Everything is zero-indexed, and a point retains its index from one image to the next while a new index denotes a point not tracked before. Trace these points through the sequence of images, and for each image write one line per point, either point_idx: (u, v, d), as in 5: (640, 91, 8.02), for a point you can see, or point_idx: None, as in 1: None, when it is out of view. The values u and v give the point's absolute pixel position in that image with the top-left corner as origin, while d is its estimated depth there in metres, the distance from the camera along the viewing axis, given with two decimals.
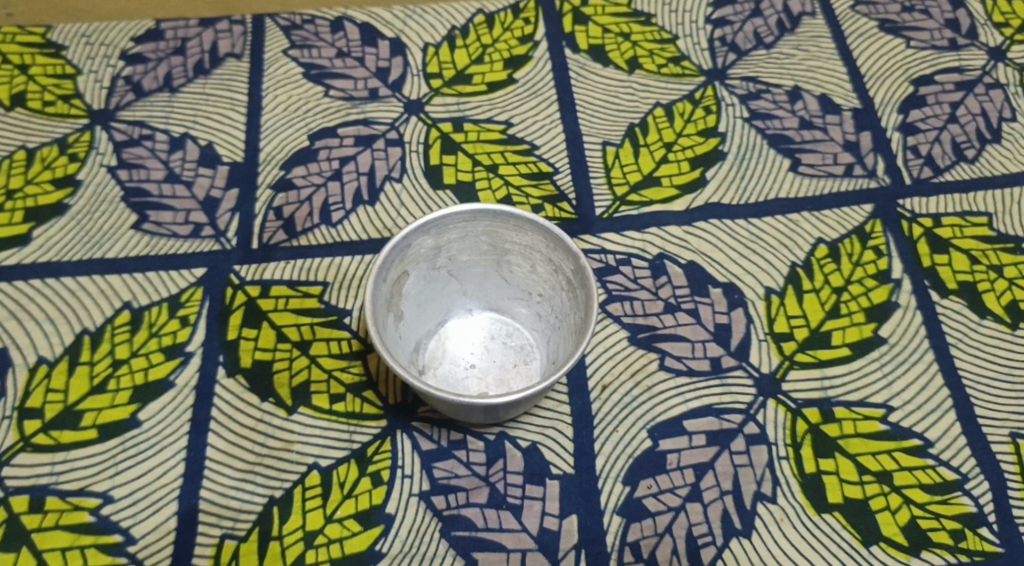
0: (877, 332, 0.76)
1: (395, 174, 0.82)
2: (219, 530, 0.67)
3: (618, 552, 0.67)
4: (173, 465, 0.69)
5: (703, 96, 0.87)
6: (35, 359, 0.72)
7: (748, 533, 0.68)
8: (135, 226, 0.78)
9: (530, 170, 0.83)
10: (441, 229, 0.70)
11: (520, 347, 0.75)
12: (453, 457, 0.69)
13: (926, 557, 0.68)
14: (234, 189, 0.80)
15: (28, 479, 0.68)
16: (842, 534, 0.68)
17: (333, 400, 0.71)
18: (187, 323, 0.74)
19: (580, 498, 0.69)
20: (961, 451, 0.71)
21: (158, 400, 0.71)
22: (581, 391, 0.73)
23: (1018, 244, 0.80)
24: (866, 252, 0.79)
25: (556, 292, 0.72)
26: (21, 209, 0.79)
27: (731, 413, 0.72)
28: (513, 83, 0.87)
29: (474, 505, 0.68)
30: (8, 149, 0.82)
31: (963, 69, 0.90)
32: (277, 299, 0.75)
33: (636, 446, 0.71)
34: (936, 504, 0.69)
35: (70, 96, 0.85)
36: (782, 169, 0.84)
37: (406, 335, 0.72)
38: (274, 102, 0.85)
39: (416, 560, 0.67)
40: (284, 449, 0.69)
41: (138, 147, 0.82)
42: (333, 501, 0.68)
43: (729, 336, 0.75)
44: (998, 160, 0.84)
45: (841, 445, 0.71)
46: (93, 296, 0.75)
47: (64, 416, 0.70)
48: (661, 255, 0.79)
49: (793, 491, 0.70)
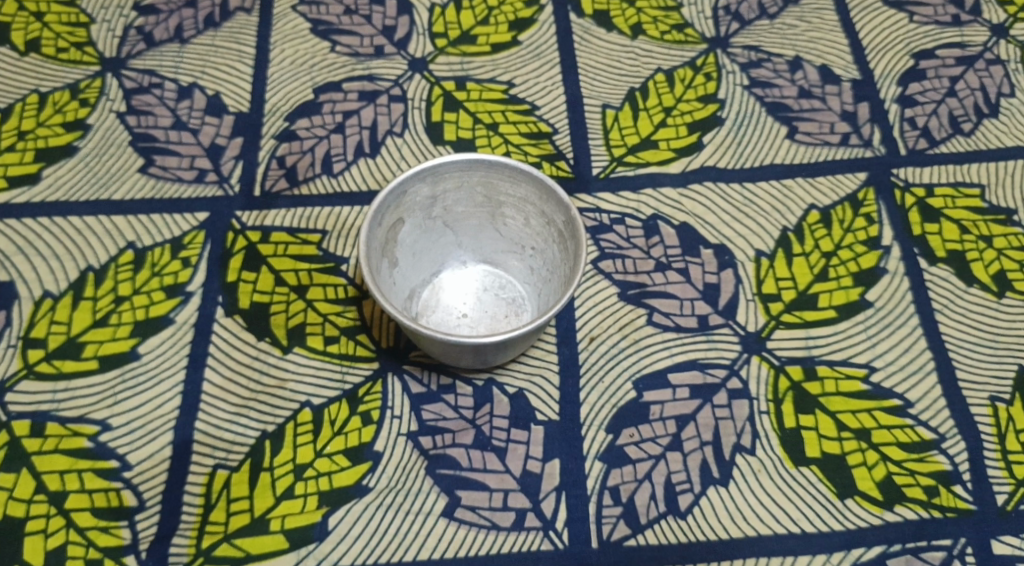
0: (864, 295, 0.77)
1: (397, 129, 0.84)
2: (212, 460, 0.69)
3: (597, 495, 0.69)
4: (170, 398, 0.71)
5: (704, 63, 0.89)
6: (40, 292, 0.75)
7: (725, 482, 0.70)
8: (142, 170, 0.80)
9: (529, 130, 0.84)
10: (437, 178, 0.71)
11: (512, 299, 0.77)
12: (441, 400, 0.71)
13: (900, 512, 0.69)
14: (239, 138, 0.82)
15: (30, 405, 0.70)
16: (818, 487, 0.70)
17: (327, 342, 0.73)
18: (188, 265, 0.76)
19: (563, 443, 0.71)
20: (940, 412, 0.73)
21: (158, 335, 0.73)
22: (569, 342, 0.74)
23: (1009, 216, 0.81)
24: (857, 219, 0.81)
25: (548, 245, 0.73)
26: (32, 150, 0.81)
27: (715, 367, 0.74)
28: (516, 45, 0.89)
29: (460, 445, 0.70)
30: (21, 93, 0.84)
31: (964, 45, 0.90)
32: (276, 245, 0.77)
33: (621, 396, 0.72)
34: (912, 462, 0.71)
35: (83, 44, 0.87)
36: (779, 136, 0.85)
37: (399, 282, 0.74)
38: (281, 56, 0.87)
39: (401, 496, 0.69)
40: (278, 386, 0.71)
41: (147, 94, 0.84)
42: (323, 437, 0.70)
43: (718, 295, 0.77)
44: (994, 134, 0.85)
45: (822, 402, 0.73)
46: (99, 234, 0.77)
47: (66, 347, 0.72)
48: (654, 216, 0.80)
49: (772, 444, 0.71)
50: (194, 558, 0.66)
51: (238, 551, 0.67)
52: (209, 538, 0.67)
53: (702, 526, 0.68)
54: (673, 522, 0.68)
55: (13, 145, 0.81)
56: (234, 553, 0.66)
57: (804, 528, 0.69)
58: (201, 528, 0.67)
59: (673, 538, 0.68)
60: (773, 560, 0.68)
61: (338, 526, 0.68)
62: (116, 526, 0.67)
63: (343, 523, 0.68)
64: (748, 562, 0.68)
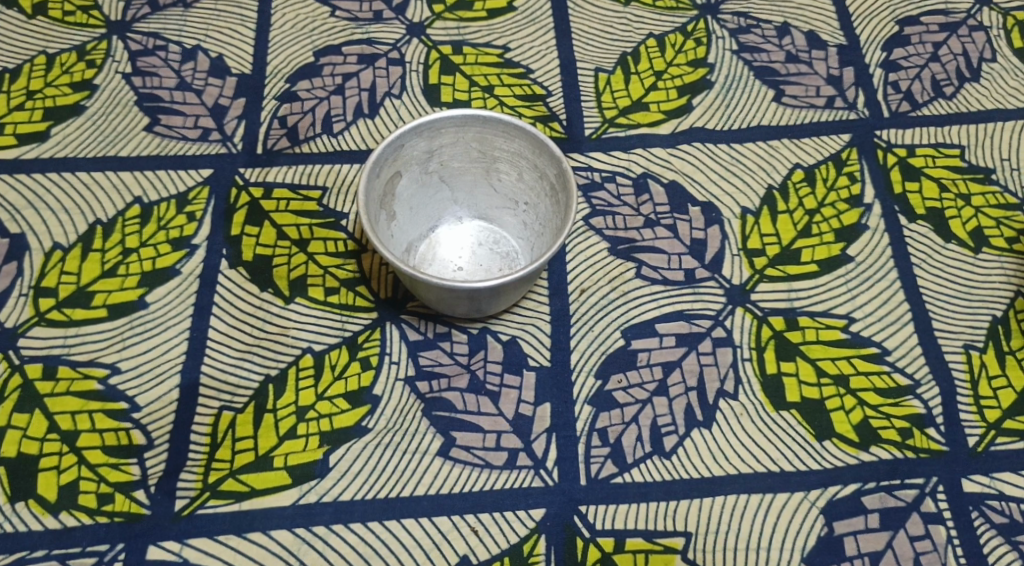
0: (845, 251, 0.80)
1: (395, 91, 0.86)
2: (218, 402, 0.72)
3: (586, 437, 0.72)
4: (177, 343, 0.74)
5: (695, 29, 0.91)
6: (50, 245, 0.77)
7: (709, 425, 0.73)
8: (147, 128, 0.83)
9: (524, 92, 0.87)
10: (433, 133, 0.74)
11: (506, 254, 0.79)
12: (437, 347, 0.74)
13: (876, 452, 0.72)
14: (241, 99, 0.85)
15: (42, 349, 0.73)
16: (797, 429, 0.73)
17: (327, 292, 0.76)
18: (193, 219, 0.79)
19: (554, 388, 0.74)
20: (916, 359, 0.76)
21: (165, 286, 0.76)
22: (560, 294, 0.77)
23: (988, 175, 0.84)
24: (840, 178, 0.83)
25: (541, 199, 0.76)
26: (41, 109, 0.83)
27: (701, 317, 0.77)
28: (512, 11, 0.91)
29: (455, 389, 0.73)
30: (30, 54, 0.86)
31: (948, 12, 0.92)
32: (278, 201, 0.80)
33: (610, 344, 0.75)
34: (888, 406, 0.74)
35: (89, 7, 0.89)
36: (766, 99, 0.87)
37: (398, 236, 0.77)
38: (281, 20, 0.89)
39: (398, 436, 0.72)
40: (280, 334, 0.74)
41: (152, 56, 0.87)
42: (325, 381, 0.73)
43: (704, 250, 0.79)
44: (975, 97, 0.87)
45: (803, 350, 0.75)
46: (106, 190, 0.80)
47: (77, 296, 0.75)
48: (644, 175, 0.83)
49: (754, 389, 0.74)
50: (200, 493, 0.69)
51: (243, 486, 0.70)
52: (215, 474, 0.70)
53: (685, 465, 0.72)
54: (659, 461, 0.72)
55: (22, 105, 0.84)
56: (239, 488, 0.70)
57: (782, 467, 0.72)
58: (207, 464, 0.70)
59: (658, 476, 0.71)
60: (753, 497, 0.71)
61: (339, 463, 0.71)
62: (126, 463, 0.70)
63: (343, 461, 0.71)
64: (728, 498, 0.71)
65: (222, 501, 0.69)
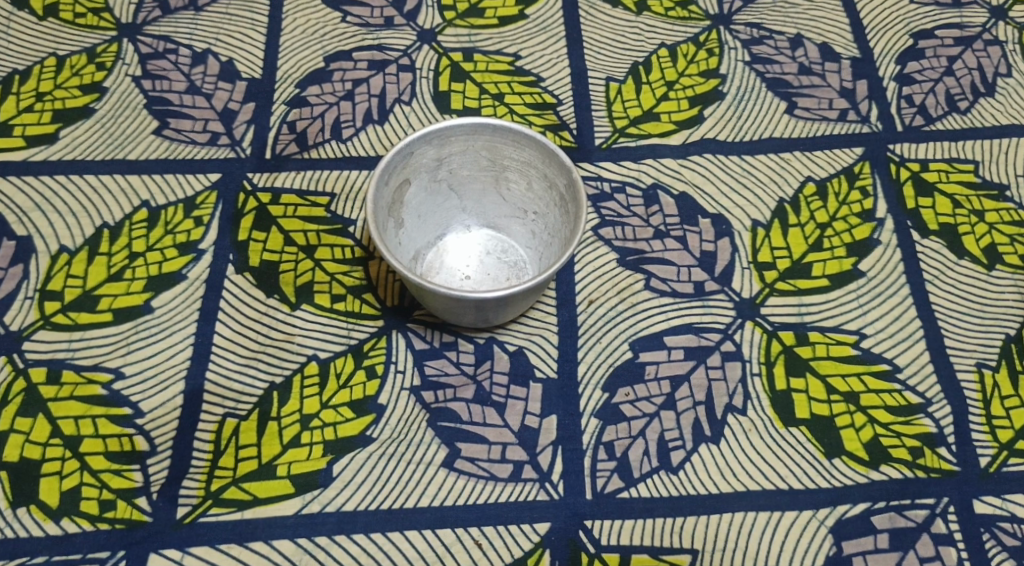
0: (856, 266, 0.79)
1: (404, 98, 0.86)
2: (222, 409, 0.71)
3: (592, 450, 0.72)
4: (182, 349, 0.74)
5: (707, 39, 0.90)
6: (57, 248, 0.77)
7: (717, 440, 0.72)
8: (156, 131, 0.82)
9: (534, 100, 0.86)
10: (442, 141, 0.73)
11: (514, 263, 0.79)
12: (443, 356, 0.74)
13: (886, 471, 0.72)
14: (250, 104, 0.84)
15: (47, 353, 0.73)
16: (806, 446, 0.72)
17: (334, 300, 0.75)
18: (201, 223, 0.78)
19: (561, 400, 0.73)
20: (928, 377, 0.75)
21: (171, 290, 0.76)
22: (568, 305, 0.77)
23: (1002, 192, 0.83)
24: (852, 192, 0.82)
25: (550, 209, 0.75)
26: (50, 111, 0.83)
27: (710, 331, 0.76)
28: (524, 19, 0.90)
29: (461, 399, 0.73)
30: (40, 56, 0.86)
31: (964, 26, 0.92)
32: (286, 206, 0.79)
33: (617, 356, 0.75)
34: (898, 425, 0.73)
35: (100, 9, 0.89)
36: (778, 111, 0.87)
37: (405, 243, 0.76)
38: (292, 25, 0.89)
39: (403, 446, 0.71)
40: (286, 340, 0.74)
41: (162, 59, 0.86)
42: (329, 389, 0.72)
43: (714, 263, 0.79)
44: (990, 112, 0.87)
45: (813, 366, 0.75)
46: (114, 193, 0.79)
47: (82, 300, 0.75)
48: (655, 185, 0.82)
49: (763, 405, 0.73)
50: (203, 500, 0.69)
51: (246, 494, 0.69)
52: (218, 482, 0.69)
53: (693, 480, 0.71)
54: (665, 476, 0.71)
55: (31, 106, 0.83)
56: (241, 496, 0.69)
57: (791, 484, 0.71)
58: (209, 472, 0.70)
59: (664, 491, 0.70)
60: (761, 515, 0.70)
61: (343, 472, 0.70)
62: (128, 469, 0.70)
63: (347, 471, 0.70)
64: (735, 516, 0.70)
65: (225, 509, 0.69)
